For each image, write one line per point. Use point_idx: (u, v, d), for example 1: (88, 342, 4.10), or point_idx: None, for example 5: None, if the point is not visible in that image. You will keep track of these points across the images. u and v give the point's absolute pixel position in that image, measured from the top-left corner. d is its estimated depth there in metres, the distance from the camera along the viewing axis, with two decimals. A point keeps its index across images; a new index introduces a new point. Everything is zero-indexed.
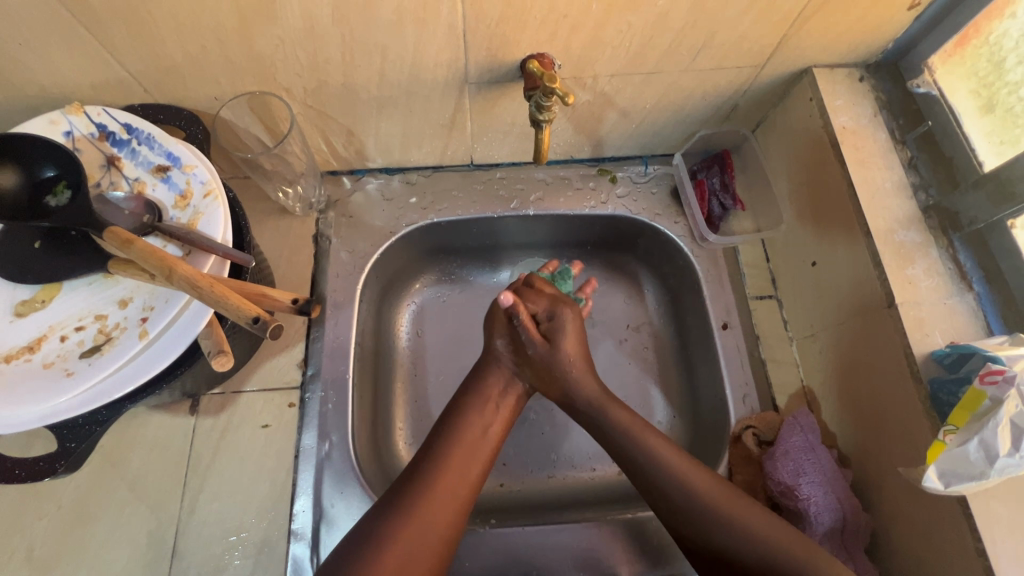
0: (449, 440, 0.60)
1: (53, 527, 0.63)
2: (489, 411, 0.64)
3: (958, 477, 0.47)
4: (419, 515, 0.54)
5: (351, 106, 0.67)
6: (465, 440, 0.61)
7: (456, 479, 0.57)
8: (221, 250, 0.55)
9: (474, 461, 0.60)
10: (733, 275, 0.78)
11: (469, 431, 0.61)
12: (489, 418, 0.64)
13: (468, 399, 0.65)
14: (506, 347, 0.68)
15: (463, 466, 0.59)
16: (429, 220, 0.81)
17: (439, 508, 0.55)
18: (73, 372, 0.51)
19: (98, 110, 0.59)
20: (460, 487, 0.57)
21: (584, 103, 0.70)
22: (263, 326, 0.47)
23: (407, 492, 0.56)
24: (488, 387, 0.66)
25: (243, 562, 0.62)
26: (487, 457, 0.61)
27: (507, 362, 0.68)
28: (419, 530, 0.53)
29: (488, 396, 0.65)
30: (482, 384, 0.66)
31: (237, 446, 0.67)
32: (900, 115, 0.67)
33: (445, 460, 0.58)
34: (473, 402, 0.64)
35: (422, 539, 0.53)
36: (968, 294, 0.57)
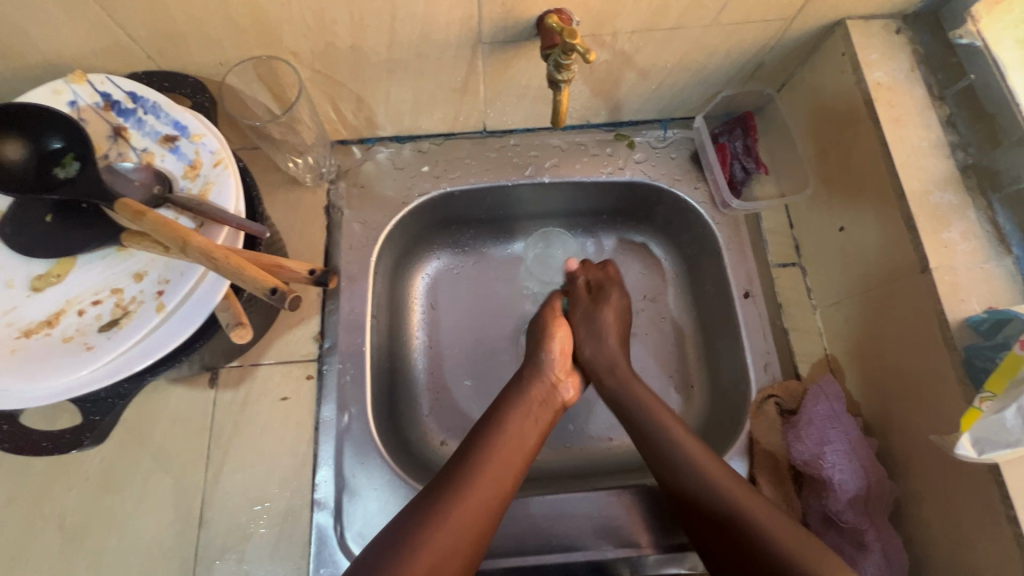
0: (488, 440, 0.60)
1: (82, 497, 0.65)
2: (527, 421, 0.63)
3: (992, 444, 0.46)
4: (457, 513, 0.54)
5: (361, 70, 0.65)
6: (503, 442, 0.61)
7: (496, 481, 0.57)
8: (234, 221, 0.54)
9: (512, 464, 0.59)
10: (755, 242, 0.76)
11: (506, 439, 0.61)
12: (527, 420, 0.64)
13: (507, 405, 0.65)
14: (551, 360, 0.71)
15: (503, 469, 0.58)
16: (442, 189, 0.79)
17: (471, 511, 0.55)
18: (93, 346, 0.51)
19: (101, 79, 0.58)
20: (499, 488, 0.57)
21: (603, 62, 0.67)
22: (281, 298, 0.46)
23: (445, 491, 0.56)
24: (527, 393, 0.66)
25: (268, 531, 0.63)
26: (524, 462, 0.61)
27: (550, 375, 0.69)
28: (455, 528, 0.53)
29: (526, 403, 0.65)
30: (522, 391, 0.67)
31: (257, 418, 0.67)
32: (938, 70, 0.63)
33: (485, 460, 0.59)
34: (512, 406, 0.65)
35: (459, 538, 0.53)
36: (1006, 258, 0.55)
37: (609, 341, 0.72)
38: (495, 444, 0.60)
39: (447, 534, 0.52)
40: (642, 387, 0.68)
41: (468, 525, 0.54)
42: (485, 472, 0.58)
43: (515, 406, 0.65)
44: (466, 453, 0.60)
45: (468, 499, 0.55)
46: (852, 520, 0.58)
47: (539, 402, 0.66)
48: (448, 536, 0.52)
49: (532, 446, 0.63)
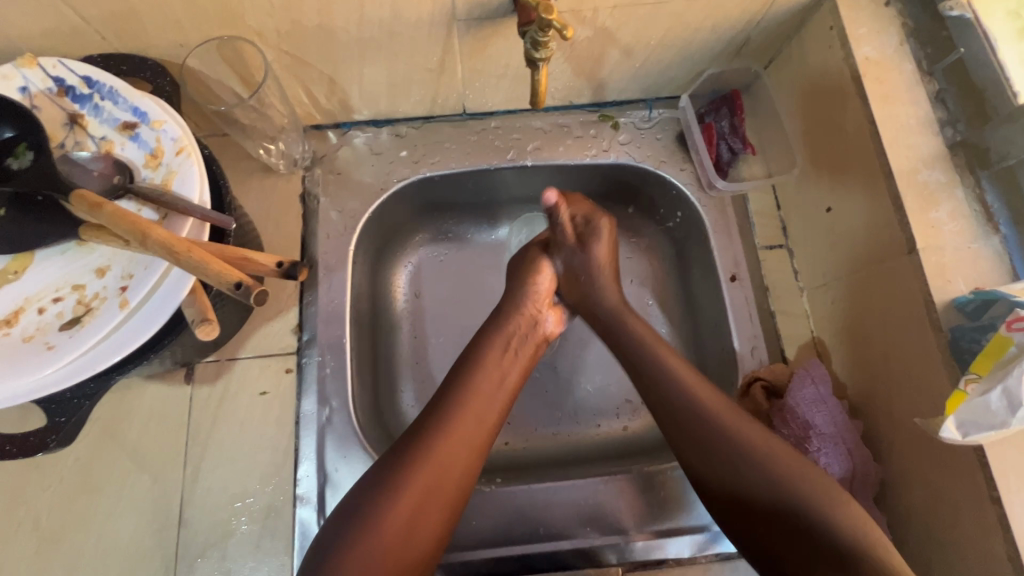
0: (467, 376, 0.59)
1: (58, 498, 0.63)
2: (508, 356, 0.62)
3: (977, 427, 0.45)
4: (440, 450, 0.53)
5: (331, 51, 0.62)
6: (482, 378, 0.59)
7: (474, 417, 0.56)
8: (199, 212, 0.51)
9: (491, 398, 0.58)
10: (742, 225, 0.75)
11: (488, 374, 0.59)
12: (503, 351, 0.62)
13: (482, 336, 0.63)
14: (535, 289, 0.68)
15: (484, 406, 0.57)
16: (422, 174, 0.76)
17: (457, 448, 0.54)
18: (54, 346, 0.49)
19: (53, 62, 0.54)
20: (479, 425, 0.56)
21: (584, 39, 0.64)
22: (246, 292, 0.44)
23: (427, 429, 0.55)
24: (505, 329, 0.64)
25: (250, 527, 0.62)
26: (506, 398, 0.60)
27: (529, 308, 0.66)
28: (440, 463, 0.53)
29: (500, 334, 0.63)
30: (500, 326, 0.64)
31: (236, 413, 0.66)
32: (928, 44, 0.61)
33: (463, 396, 0.57)
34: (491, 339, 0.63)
35: (443, 477, 0.53)
36: (994, 237, 0.54)
37: (603, 281, 0.68)
38: (472, 378, 0.59)
39: (432, 474, 0.52)
40: (639, 323, 0.64)
41: (455, 459, 0.54)
42: (466, 408, 0.56)
43: (493, 341, 0.63)
44: (444, 391, 0.58)
45: (450, 436, 0.54)
46: None
47: (517, 333, 0.64)
48: (434, 474, 0.52)
49: (515, 378, 0.61)
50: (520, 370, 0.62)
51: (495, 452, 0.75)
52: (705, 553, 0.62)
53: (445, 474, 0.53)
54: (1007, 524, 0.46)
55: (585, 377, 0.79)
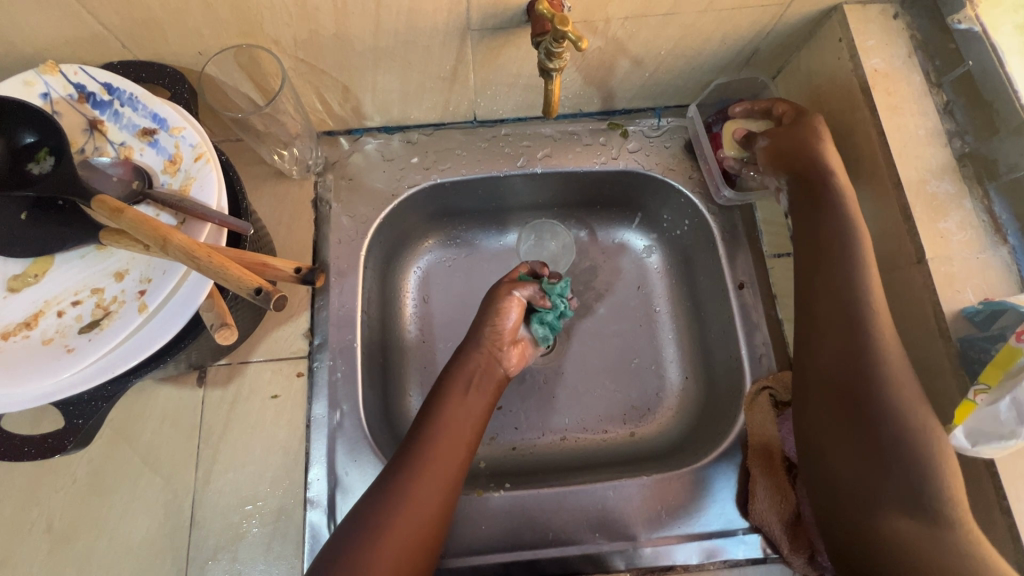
0: (429, 429, 0.60)
1: (70, 500, 0.63)
2: (472, 393, 0.65)
3: (986, 436, 0.47)
4: (403, 509, 0.54)
5: (346, 59, 0.63)
6: (443, 431, 0.60)
7: (436, 472, 0.57)
8: (217, 217, 0.52)
9: (452, 451, 0.59)
10: (750, 233, 0.75)
11: (453, 413, 0.62)
12: (464, 400, 0.63)
13: (444, 386, 0.64)
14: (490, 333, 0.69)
15: (452, 444, 0.60)
16: (433, 180, 0.77)
17: (429, 489, 0.56)
18: (74, 348, 0.49)
19: (75, 69, 0.55)
20: (440, 480, 0.57)
21: (596, 50, 0.65)
22: (266, 297, 0.44)
23: (400, 472, 0.57)
24: (464, 380, 0.65)
25: (261, 530, 0.63)
26: (472, 437, 0.62)
27: (487, 345, 0.68)
28: (414, 506, 0.55)
29: (460, 382, 0.65)
30: (461, 377, 0.65)
31: (248, 415, 0.66)
32: (936, 56, 0.61)
33: (425, 450, 0.58)
34: (451, 389, 0.64)
35: (417, 519, 0.54)
36: (1002, 247, 0.54)
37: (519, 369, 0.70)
38: (433, 431, 0.60)
39: (397, 532, 0.53)
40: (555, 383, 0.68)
41: (428, 501, 0.55)
42: (429, 462, 0.58)
43: (455, 390, 0.64)
44: (407, 446, 0.59)
45: (414, 491, 0.55)
46: None
47: (475, 382, 0.66)
48: (398, 531, 0.53)
49: (480, 414, 0.64)
50: (480, 418, 0.64)
51: (502, 456, 0.75)
52: (713, 560, 0.63)
53: (409, 531, 0.54)
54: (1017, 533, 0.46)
55: (592, 383, 0.79)
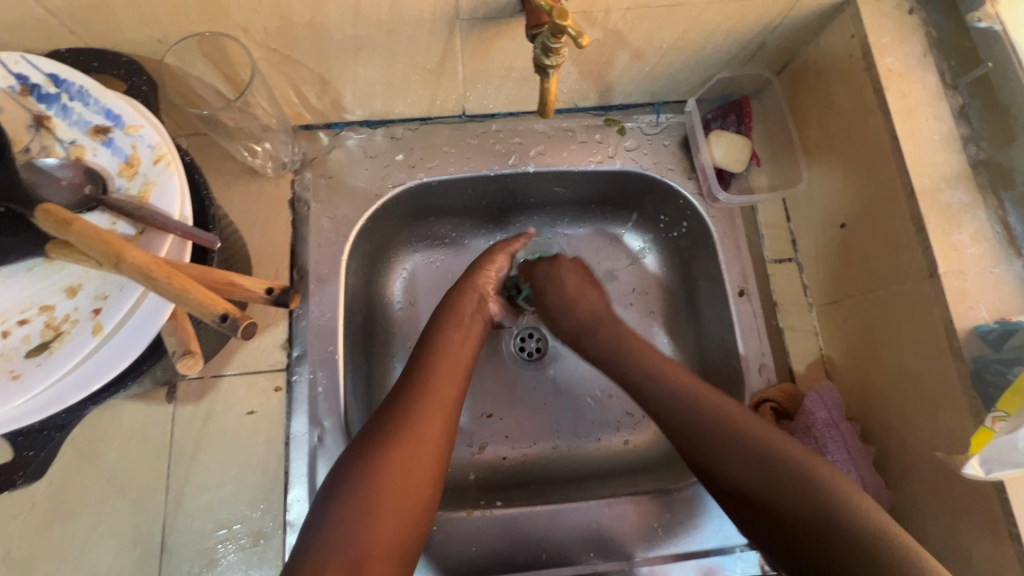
0: (414, 395, 0.56)
1: (30, 526, 0.59)
2: (463, 330, 0.65)
3: (1002, 464, 0.44)
4: (395, 464, 0.50)
5: (322, 48, 0.57)
6: (427, 398, 0.56)
7: (425, 431, 0.53)
8: (180, 229, 0.47)
9: (438, 416, 0.55)
10: (750, 237, 0.73)
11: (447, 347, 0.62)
12: (444, 371, 0.59)
13: (442, 324, 0.64)
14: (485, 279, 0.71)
15: (445, 376, 0.58)
16: (419, 179, 0.72)
17: (428, 418, 0.54)
18: (20, 374, 0.44)
19: (16, 57, 0.49)
20: (433, 438, 0.53)
21: (594, 42, 0.61)
22: (233, 325, 0.39)
23: (395, 407, 0.54)
24: (444, 347, 0.62)
25: (238, 555, 0.59)
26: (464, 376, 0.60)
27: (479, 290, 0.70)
28: (417, 436, 0.52)
29: (437, 360, 0.60)
30: (442, 351, 0.61)
31: (222, 433, 0.62)
32: (952, 56, 0.58)
33: (416, 407, 0.54)
34: (434, 367, 0.59)
35: (421, 449, 0.52)
36: (1016, 261, 0.52)
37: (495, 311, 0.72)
38: (417, 397, 0.55)
39: (392, 489, 0.49)
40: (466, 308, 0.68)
41: (432, 431, 0.53)
42: (419, 424, 0.53)
43: (441, 358, 0.60)
44: (385, 412, 0.55)
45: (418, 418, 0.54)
46: None
47: (468, 318, 0.66)
48: (393, 483, 0.49)
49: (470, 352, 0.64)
50: (461, 388, 0.59)
51: (492, 468, 0.72)
52: None
53: (408, 490, 0.50)
54: None
55: (585, 390, 0.77)
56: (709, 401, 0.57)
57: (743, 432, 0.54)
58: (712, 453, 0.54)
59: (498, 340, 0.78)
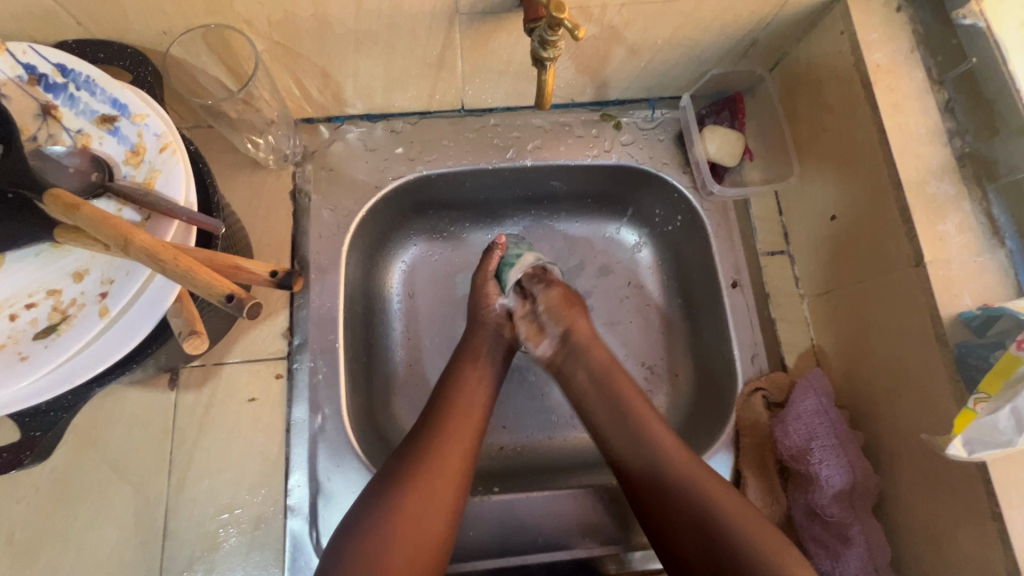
0: (436, 431, 0.57)
1: (33, 511, 0.60)
2: (481, 365, 0.65)
3: (983, 444, 0.45)
4: (411, 503, 0.51)
5: (324, 42, 0.58)
6: (449, 435, 0.57)
7: (444, 470, 0.54)
8: (185, 215, 0.48)
9: (456, 455, 0.56)
10: (743, 230, 0.74)
11: (466, 387, 0.62)
12: (466, 408, 0.60)
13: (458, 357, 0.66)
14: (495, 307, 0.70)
15: (466, 418, 0.59)
16: (418, 172, 0.74)
17: (449, 461, 0.55)
18: (28, 356, 0.45)
19: (24, 47, 0.50)
20: (451, 475, 0.54)
21: (590, 38, 0.62)
22: (238, 305, 0.40)
23: (417, 448, 0.56)
24: (467, 382, 0.63)
25: (239, 539, 0.60)
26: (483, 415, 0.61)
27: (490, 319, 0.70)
28: (439, 478, 0.54)
29: (460, 397, 0.61)
30: (462, 387, 0.62)
31: (224, 419, 0.63)
32: (938, 52, 0.60)
33: (436, 444, 0.56)
34: (455, 403, 0.60)
35: (440, 491, 0.53)
36: (999, 250, 0.54)
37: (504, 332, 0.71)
38: (440, 434, 0.57)
39: (408, 527, 0.50)
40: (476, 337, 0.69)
41: (451, 474, 0.55)
42: (437, 462, 0.54)
43: (459, 392, 0.61)
44: (406, 449, 0.56)
45: (440, 461, 0.55)
46: (837, 514, 0.57)
47: (485, 352, 0.67)
48: (409, 522, 0.51)
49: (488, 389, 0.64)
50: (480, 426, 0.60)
51: (489, 457, 0.73)
52: None
53: (419, 531, 0.51)
54: (1008, 540, 0.46)
55: None
56: (651, 428, 0.59)
57: (668, 456, 0.56)
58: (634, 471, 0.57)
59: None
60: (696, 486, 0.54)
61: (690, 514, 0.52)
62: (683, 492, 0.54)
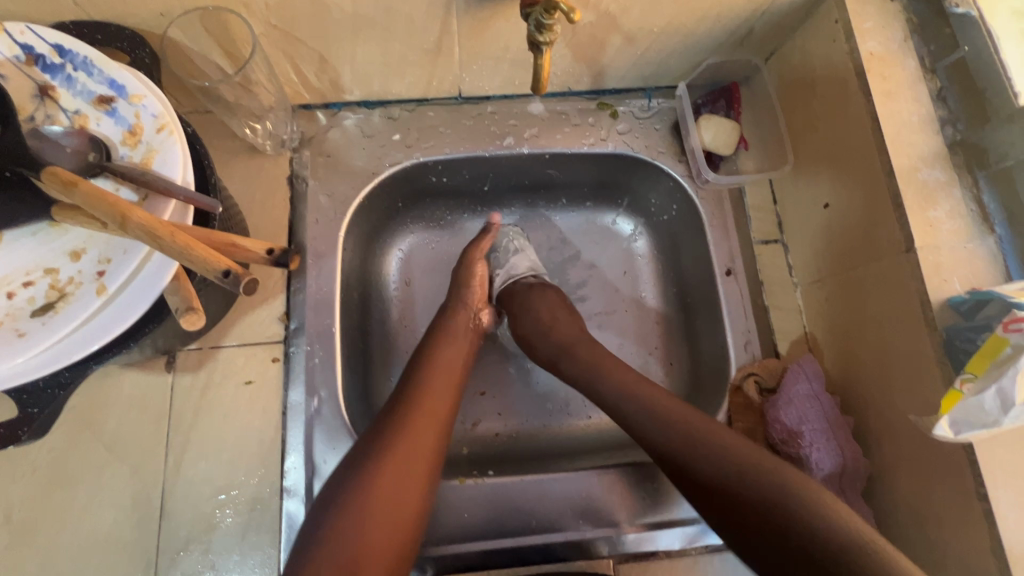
0: (404, 408, 0.57)
1: (30, 491, 0.60)
2: (455, 342, 0.66)
3: (969, 425, 0.46)
4: (383, 476, 0.51)
5: (322, 26, 0.59)
6: (419, 410, 0.57)
7: (416, 444, 0.54)
8: (182, 194, 0.49)
9: (425, 431, 0.56)
10: (738, 218, 0.75)
11: (438, 361, 0.63)
12: (436, 384, 0.60)
13: (433, 340, 0.66)
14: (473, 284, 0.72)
15: (439, 392, 0.60)
16: (415, 159, 0.74)
17: (420, 431, 0.55)
18: (26, 333, 0.46)
19: (21, 28, 0.50)
20: (423, 451, 0.55)
21: (587, 24, 0.62)
22: (235, 281, 0.40)
23: (388, 420, 0.56)
24: (438, 360, 0.63)
25: (235, 520, 0.61)
26: (457, 387, 0.62)
27: (469, 300, 0.71)
28: (408, 448, 0.54)
29: (432, 376, 0.61)
30: (434, 366, 0.62)
31: (220, 402, 0.64)
32: (931, 41, 0.60)
33: (406, 421, 0.56)
34: (427, 383, 0.60)
35: (410, 460, 0.53)
36: (989, 237, 0.54)
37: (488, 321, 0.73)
38: (411, 407, 0.57)
39: (382, 504, 0.50)
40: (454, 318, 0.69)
41: (423, 443, 0.55)
42: (411, 434, 0.55)
43: (432, 368, 0.62)
44: (377, 425, 0.56)
45: (411, 431, 0.55)
46: None
47: (460, 334, 0.67)
48: (384, 496, 0.51)
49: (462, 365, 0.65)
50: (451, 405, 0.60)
51: (485, 443, 0.74)
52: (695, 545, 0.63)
53: (394, 502, 0.51)
54: (993, 520, 0.47)
55: None
56: (695, 427, 0.54)
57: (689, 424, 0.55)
58: (682, 458, 0.53)
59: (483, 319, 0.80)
60: (745, 456, 0.51)
61: (750, 485, 0.50)
62: (738, 466, 0.51)
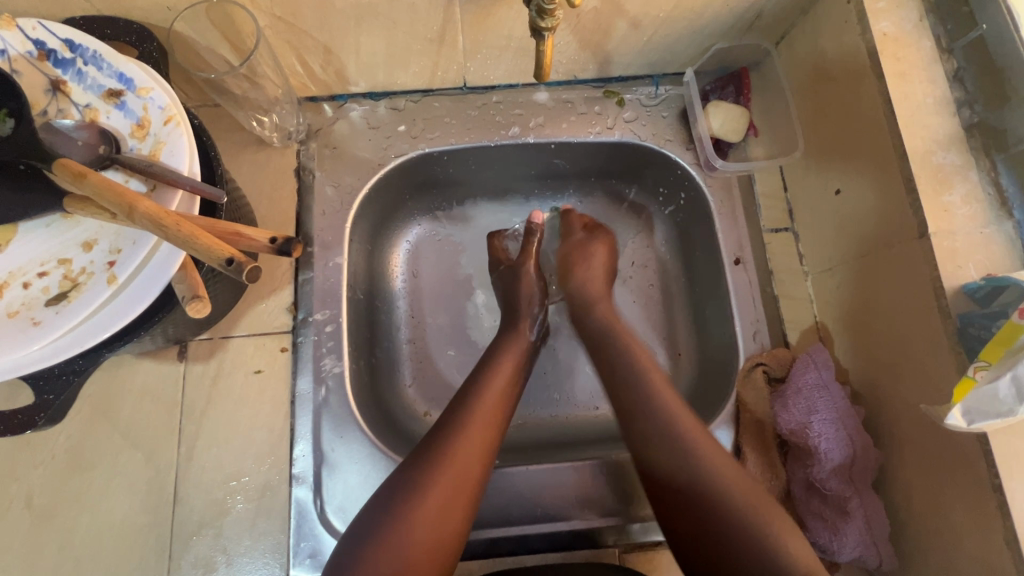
0: (447, 438, 0.55)
1: (50, 476, 0.62)
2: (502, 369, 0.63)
3: (983, 414, 0.45)
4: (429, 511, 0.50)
5: (325, 17, 0.59)
6: (466, 436, 0.55)
7: (462, 473, 0.53)
8: (188, 184, 0.49)
9: (470, 464, 0.54)
10: (747, 206, 0.74)
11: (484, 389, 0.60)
12: (483, 411, 0.58)
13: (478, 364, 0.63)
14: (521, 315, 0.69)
15: (482, 420, 0.57)
16: (420, 150, 0.74)
17: (464, 463, 0.54)
18: (40, 321, 0.47)
19: (33, 24, 0.51)
20: (466, 482, 0.53)
21: (592, 10, 0.61)
22: (238, 268, 0.41)
23: (430, 450, 0.54)
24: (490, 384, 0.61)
25: (246, 506, 0.62)
26: (502, 414, 0.60)
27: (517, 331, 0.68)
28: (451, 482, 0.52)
29: (488, 393, 0.59)
30: (480, 388, 0.60)
31: (231, 390, 0.65)
32: (948, 20, 0.58)
33: (453, 448, 0.54)
34: (472, 406, 0.58)
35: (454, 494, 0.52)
36: (1007, 222, 0.52)
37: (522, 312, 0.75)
38: (455, 438, 0.55)
39: (425, 540, 0.49)
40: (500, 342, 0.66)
41: (467, 475, 0.53)
42: (454, 465, 0.53)
43: (480, 395, 0.59)
44: (420, 454, 0.54)
45: (455, 464, 0.53)
46: (836, 487, 0.57)
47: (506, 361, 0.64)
48: (426, 533, 0.50)
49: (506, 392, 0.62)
50: (496, 429, 0.58)
51: None
52: None
53: (437, 540, 0.50)
54: (1008, 511, 0.46)
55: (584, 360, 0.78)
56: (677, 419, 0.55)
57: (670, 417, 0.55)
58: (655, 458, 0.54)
59: (478, 316, 0.79)
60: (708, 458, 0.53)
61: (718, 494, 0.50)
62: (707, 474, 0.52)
